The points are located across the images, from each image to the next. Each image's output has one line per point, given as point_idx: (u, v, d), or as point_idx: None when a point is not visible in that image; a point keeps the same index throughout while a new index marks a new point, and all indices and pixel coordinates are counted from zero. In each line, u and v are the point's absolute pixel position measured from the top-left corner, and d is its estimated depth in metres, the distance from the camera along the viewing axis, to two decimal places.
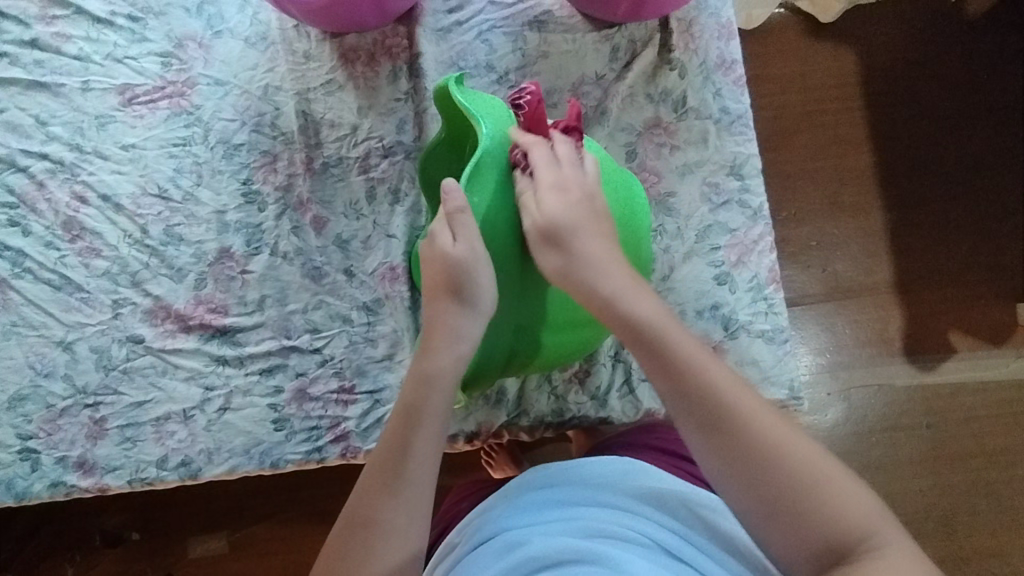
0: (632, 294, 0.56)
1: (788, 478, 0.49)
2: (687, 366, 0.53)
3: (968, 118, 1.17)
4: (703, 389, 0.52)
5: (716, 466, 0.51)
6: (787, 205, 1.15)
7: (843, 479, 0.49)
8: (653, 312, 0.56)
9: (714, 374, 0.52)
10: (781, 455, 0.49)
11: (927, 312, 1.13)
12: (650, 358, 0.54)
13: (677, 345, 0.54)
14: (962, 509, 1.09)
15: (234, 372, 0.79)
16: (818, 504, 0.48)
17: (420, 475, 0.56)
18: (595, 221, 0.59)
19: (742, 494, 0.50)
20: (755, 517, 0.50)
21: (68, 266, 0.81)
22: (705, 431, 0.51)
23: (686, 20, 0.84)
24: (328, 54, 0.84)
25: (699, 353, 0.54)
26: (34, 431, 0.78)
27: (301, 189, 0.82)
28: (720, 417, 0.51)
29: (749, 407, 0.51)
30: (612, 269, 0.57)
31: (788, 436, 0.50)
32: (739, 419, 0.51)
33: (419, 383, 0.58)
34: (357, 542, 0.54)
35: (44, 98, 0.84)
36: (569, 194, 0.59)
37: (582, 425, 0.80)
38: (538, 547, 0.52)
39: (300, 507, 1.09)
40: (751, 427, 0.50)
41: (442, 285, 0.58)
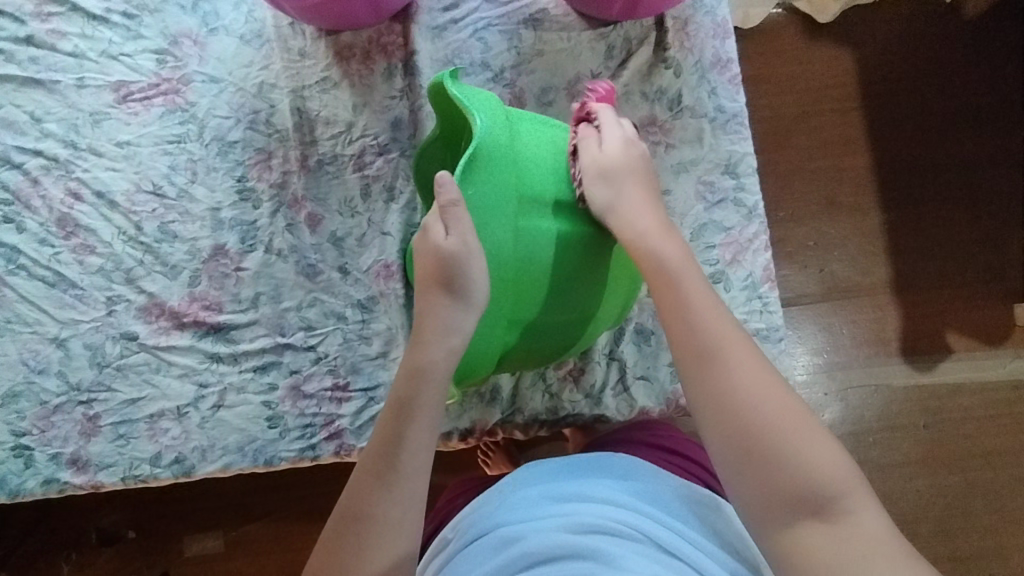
0: (658, 244, 0.61)
1: (765, 413, 0.50)
2: (694, 305, 0.56)
3: (965, 118, 1.17)
4: (703, 324, 0.55)
5: (699, 396, 0.52)
6: (784, 205, 1.15)
7: (818, 432, 0.49)
8: (675, 262, 0.60)
9: (717, 317, 0.55)
10: (760, 399, 0.50)
11: (924, 313, 1.13)
12: (664, 293, 0.58)
13: (692, 290, 0.57)
14: (959, 510, 1.09)
15: (228, 369, 0.79)
16: (786, 450, 0.48)
17: (414, 467, 0.55)
18: (637, 184, 0.65)
19: (714, 425, 0.51)
20: (724, 455, 0.50)
21: (62, 262, 0.81)
22: (697, 361, 0.53)
23: (681, 19, 0.84)
24: (323, 51, 0.84)
25: (712, 300, 0.57)
26: (28, 427, 0.78)
27: (295, 187, 0.82)
28: (715, 349, 0.53)
29: (742, 350, 0.53)
30: (643, 223, 0.63)
31: (776, 378, 0.51)
32: (729, 350, 0.53)
33: (411, 375, 0.58)
34: (350, 536, 0.53)
35: (39, 95, 0.84)
36: (619, 156, 0.66)
37: (576, 423, 0.80)
38: (531, 543, 0.52)
39: (296, 506, 1.09)
40: (738, 365, 0.52)
41: (433, 279, 0.59)
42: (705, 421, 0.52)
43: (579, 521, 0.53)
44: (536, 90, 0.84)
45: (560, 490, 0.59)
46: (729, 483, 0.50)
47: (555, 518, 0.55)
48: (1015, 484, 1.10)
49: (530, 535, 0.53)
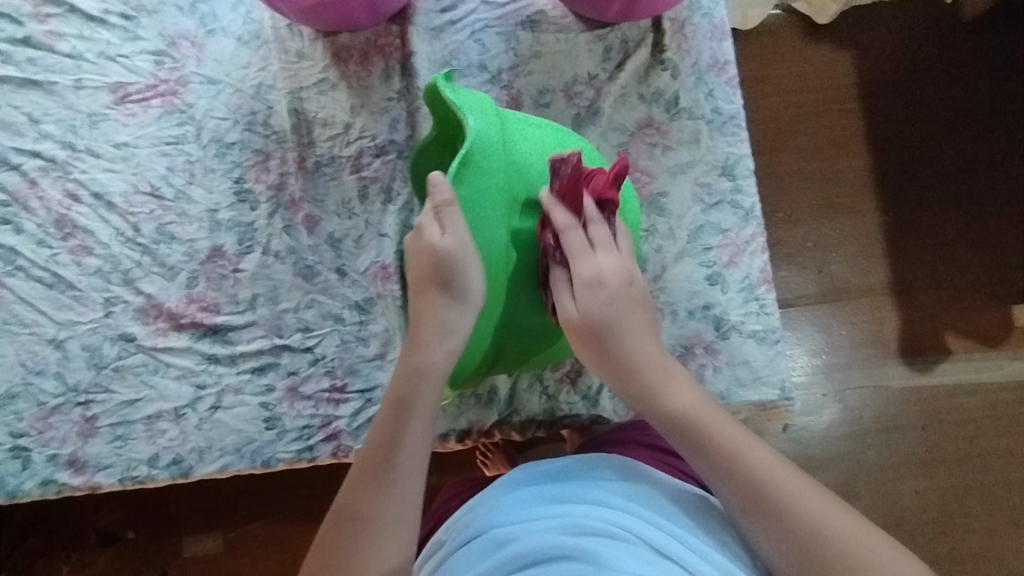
0: (668, 382, 0.58)
1: (781, 504, 0.52)
2: (731, 453, 0.55)
3: (963, 119, 1.18)
4: (707, 431, 0.56)
5: (772, 545, 0.52)
6: (782, 206, 1.15)
7: (829, 507, 0.52)
8: (693, 405, 0.57)
9: (716, 425, 0.56)
10: (826, 538, 0.51)
11: (922, 314, 1.13)
12: (691, 451, 0.56)
13: (723, 434, 0.56)
14: (956, 510, 1.09)
15: (225, 370, 0.79)
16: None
17: (410, 467, 0.56)
18: (631, 311, 0.59)
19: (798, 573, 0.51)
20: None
21: (60, 264, 0.81)
22: (756, 511, 0.53)
23: (678, 20, 0.84)
24: (321, 53, 0.84)
25: (738, 437, 0.56)
26: (26, 428, 0.78)
27: (293, 188, 0.82)
28: (770, 499, 0.53)
29: (799, 494, 0.52)
30: (649, 357, 0.59)
31: (781, 469, 0.54)
32: (736, 451, 0.55)
33: (408, 375, 0.58)
34: (348, 536, 0.54)
35: (36, 97, 0.84)
36: (603, 286, 0.59)
37: (573, 424, 0.80)
38: (523, 544, 0.53)
39: (295, 506, 1.09)
40: (805, 514, 0.51)
41: (428, 279, 0.59)
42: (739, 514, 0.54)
43: (571, 522, 0.53)
44: (534, 91, 0.84)
45: (552, 492, 0.58)
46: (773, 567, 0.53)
47: (548, 520, 0.55)
48: (1013, 487, 1.10)
49: (521, 537, 0.53)
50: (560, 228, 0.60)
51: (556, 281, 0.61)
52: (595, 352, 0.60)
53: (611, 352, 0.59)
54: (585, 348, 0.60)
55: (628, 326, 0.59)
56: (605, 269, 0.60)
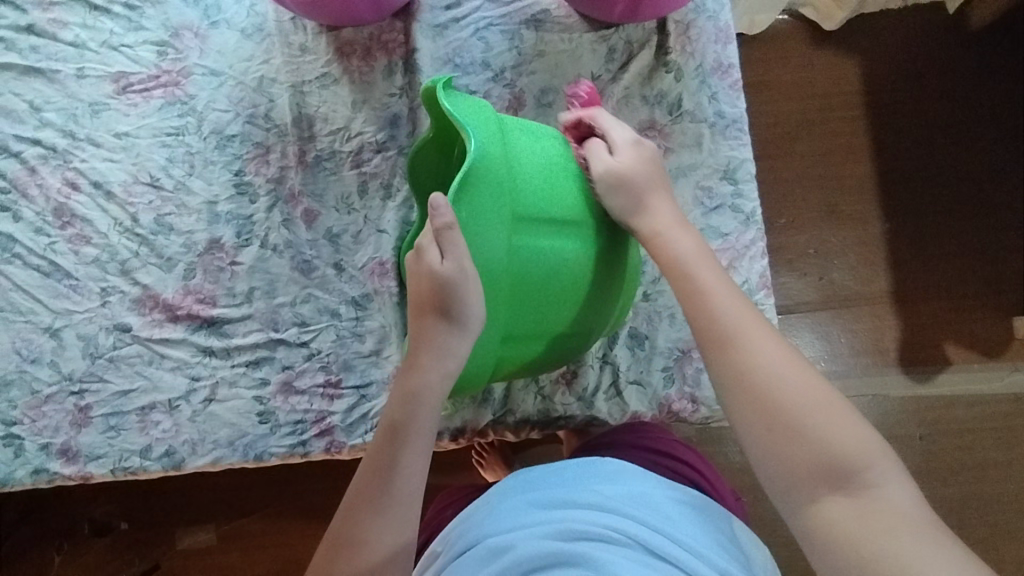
0: (670, 236, 0.63)
1: (742, 329, 0.55)
2: (711, 301, 0.57)
3: (969, 129, 1.17)
4: (697, 274, 0.60)
5: (730, 386, 0.53)
6: (784, 213, 1.14)
7: (783, 347, 0.54)
8: (688, 253, 0.61)
9: (704, 272, 0.60)
10: (772, 369, 0.52)
11: (923, 324, 1.13)
12: (680, 282, 0.60)
13: (706, 281, 0.59)
14: (952, 522, 1.08)
15: (221, 363, 0.79)
16: (796, 421, 0.50)
17: (406, 493, 0.56)
18: (653, 177, 0.65)
19: (741, 402, 0.52)
20: (743, 425, 0.52)
21: (57, 252, 0.81)
22: (718, 333, 0.55)
23: (683, 22, 0.84)
24: (324, 47, 0.84)
25: (722, 287, 0.58)
26: (18, 417, 0.78)
27: (293, 182, 0.82)
28: (731, 330, 0.55)
29: (765, 341, 0.54)
30: (660, 213, 0.64)
31: (750, 313, 0.56)
32: (716, 292, 0.58)
33: (405, 398, 0.59)
34: (344, 559, 0.55)
35: (39, 84, 0.84)
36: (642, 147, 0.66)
37: (567, 425, 0.80)
38: (521, 551, 0.52)
39: (290, 501, 1.09)
40: (761, 344, 0.54)
41: (428, 301, 0.59)
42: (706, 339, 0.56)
43: (567, 528, 0.53)
44: (537, 91, 0.83)
45: (546, 497, 0.58)
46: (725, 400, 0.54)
47: (544, 525, 0.55)
48: (1010, 498, 1.09)
49: (519, 543, 0.53)
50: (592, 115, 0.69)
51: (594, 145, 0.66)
52: (619, 202, 0.64)
53: (636, 206, 0.64)
54: (611, 199, 0.64)
55: (649, 187, 0.64)
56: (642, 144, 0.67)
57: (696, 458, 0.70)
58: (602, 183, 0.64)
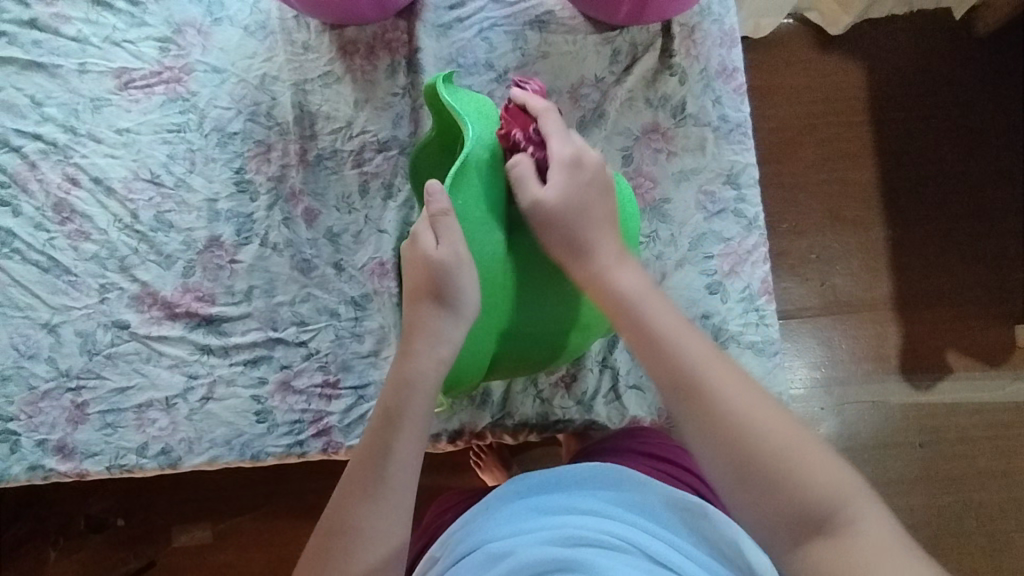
0: (616, 272, 0.59)
1: (704, 383, 0.53)
2: (667, 346, 0.55)
3: (974, 136, 1.16)
4: (650, 319, 0.56)
5: (698, 439, 0.52)
6: (787, 218, 1.14)
7: (746, 395, 0.52)
8: (637, 290, 0.58)
9: (656, 314, 0.57)
10: (743, 424, 0.51)
11: (925, 331, 1.12)
12: (632, 331, 0.57)
13: (661, 325, 0.56)
14: (950, 531, 1.08)
15: (218, 362, 0.79)
16: (776, 474, 0.49)
17: (399, 481, 0.56)
18: (591, 205, 0.59)
19: (716, 464, 0.51)
20: (721, 482, 0.51)
21: (56, 248, 0.81)
22: (680, 393, 0.53)
23: (688, 25, 0.84)
24: (327, 45, 0.83)
25: (676, 328, 0.56)
26: (15, 413, 0.77)
27: (293, 181, 0.82)
28: (693, 387, 0.53)
29: (730, 386, 0.52)
30: (604, 244, 0.60)
31: (709, 360, 0.54)
32: (672, 338, 0.55)
33: (399, 386, 0.58)
34: (337, 547, 0.54)
35: (40, 79, 0.83)
36: (581, 167, 0.60)
37: (566, 429, 0.79)
38: (521, 556, 0.52)
39: (287, 500, 1.08)
40: (727, 397, 0.52)
41: (423, 288, 0.58)
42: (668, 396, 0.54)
43: (566, 533, 0.53)
44: None
45: (550, 505, 0.58)
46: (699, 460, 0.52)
47: (543, 531, 0.54)
48: (1010, 508, 1.08)
49: (521, 549, 0.52)
50: (537, 113, 0.61)
51: (522, 158, 0.59)
52: (558, 242, 0.59)
53: (578, 244, 0.59)
54: (549, 236, 0.59)
55: (588, 217, 0.59)
56: (580, 155, 0.60)
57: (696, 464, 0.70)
58: (537, 221, 0.59)
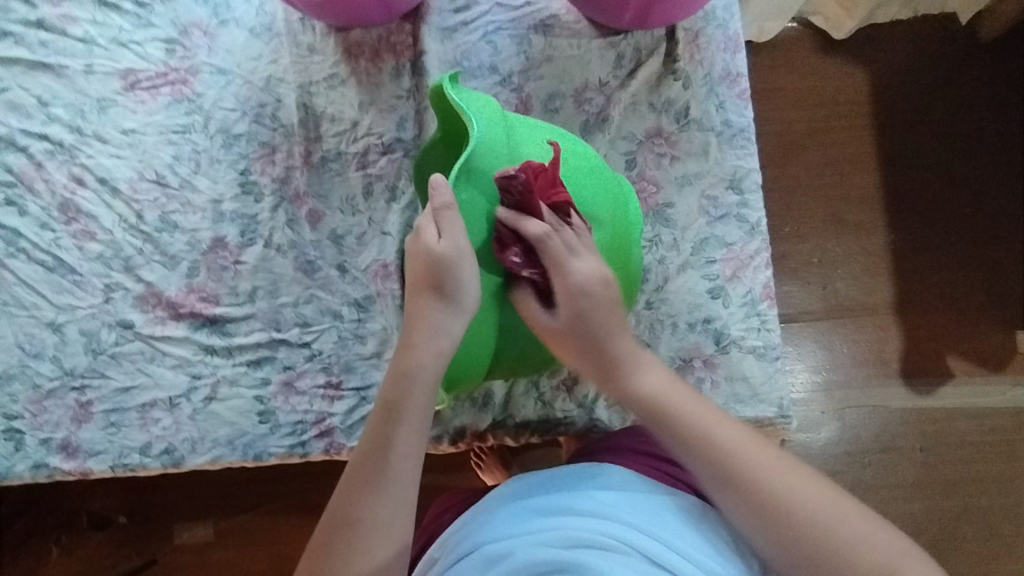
0: (641, 369, 0.60)
1: (744, 476, 0.54)
2: (704, 443, 0.55)
3: (976, 141, 1.17)
4: (680, 414, 0.57)
5: (751, 527, 0.53)
6: (789, 221, 1.14)
7: (787, 476, 0.53)
8: (663, 386, 0.59)
9: (686, 406, 0.57)
10: (791, 507, 0.52)
11: (927, 336, 1.12)
12: (665, 429, 0.57)
13: (690, 419, 0.57)
14: (950, 535, 1.08)
15: (222, 362, 0.79)
16: (833, 550, 0.51)
17: (401, 473, 0.56)
18: (610, 308, 0.59)
19: (773, 549, 0.52)
20: (781, 563, 0.53)
21: (62, 247, 0.81)
22: (723, 488, 0.54)
23: (692, 30, 0.84)
24: (332, 47, 0.84)
25: (711, 418, 0.57)
26: (20, 411, 0.78)
27: (298, 182, 0.82)
28: (736, 480, 0.54)
29: (774, 471, 0.53)
30: (624, 342, 0.60)
31: (745, 447, 0.55)
32: (705, 430, 0.56)
33: (399, 378, 0.58)
34: (340, 540, 0.54)
35: (47, 80, 0.84)
36: (586, 296, 0.58)
37: (567, 431, 0.80)
38: (520, 558, 0.52)
39: (289, 498, 1.09)
40: (769, 484, 0.53)
41: (424, 281, 0.58)
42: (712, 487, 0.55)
43: (564, 535, 0.53)
44: (544, 96, 0.83)
45: (547, 504, 0.58)
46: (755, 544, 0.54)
47: (541, 532, 0.54)
48: (1010, 513, 1.09)
49: (519, 550, 0.53)
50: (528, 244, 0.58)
51: (523, 293, 0.61)
52: (580, 351, 0.60)
53: (602, 350, 0.60)
54: (568, 352, 0.61)
55: (609, 319, 0.59)
56: (575, 278, 0.59)
57: None
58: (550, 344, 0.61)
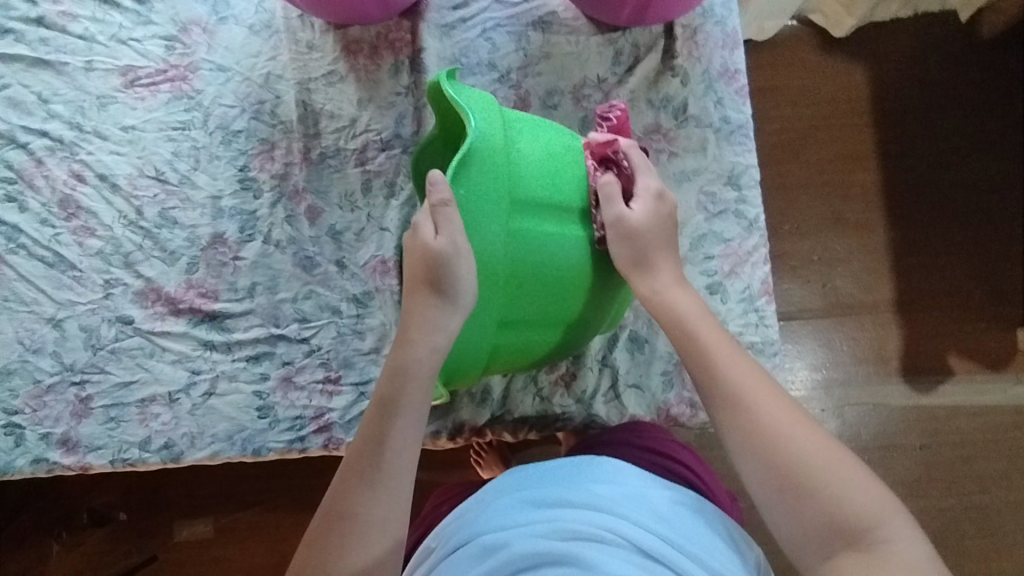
0: (677, 296, 0.64)
1: (744, 391, 0.56)
2: (717, 358, 0.58)
3: (977, 139, 1.17)
4: (701, 334, 0.61)
5: (736, 437, 0.54)
6: (788, 219, 1.14)
7: (784, 403, 0.54)
8: (692, 313, 0.63)
9: (707, 331, 0.61)
10: (776, 426, 0.53)
11: (927, 334, 1.12)
12: (688, 344, 0.61)
13: (710, 339, 0.60)
14: (949, 533, 1.08)
15: (221, 357, 0.79)
16: (804, 472, 0.51)
17: (397, 467, 0.56)
18: (660, 236, 0.65)
19: (752, 464, 0.53)
20: (756, 482, 0.53)
21: (62, 243, 0.81)
22: (723, 402, 0.56)
23: (691, 27, 0.84)
24: (331, 44, 0.84)
25: (730, 347, 0.59)
26: (20, 406, 0.78)
27: (297, 178, 0.82)
28: (738, 391, 0.56)
29: (771, 399, 0.55)
30: (663, 270, 0.64)
31: (754, 370, 0.57)
32: (719, 350, 0.59)
33: (396, 373, 0.59)
34: (335, 534, 0.54)
35: (47, 76, 0.84)
36: (654, 209, 0.65)
37: (566, 427, 0.80)
38: (515, 549, 0.52)
39: (289, 496, 1.09)
40: (765, 403, 0.54)
41: (422, 277, 0.59)
42: (714, 402, 0.57)
43: (561, 527, 0.53)
44: (542, 92, 0.84)
45: (543, 496, 0.58)
46: (737, 463, 0.54)
47: (538, 524, 0.54)
48: (1011, 511, 1.09)
49: (515, 541, 0.53)
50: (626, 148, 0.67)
51: (611, 176, 0.65)
52: (624, 259, 0.64)
53: (644, 266, 0.64)
54: (617, 249, 0.64)
55: (655, 243, 0.64)
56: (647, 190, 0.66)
57: (693, 459, 0.70)
58: (613, 238, 0.64)
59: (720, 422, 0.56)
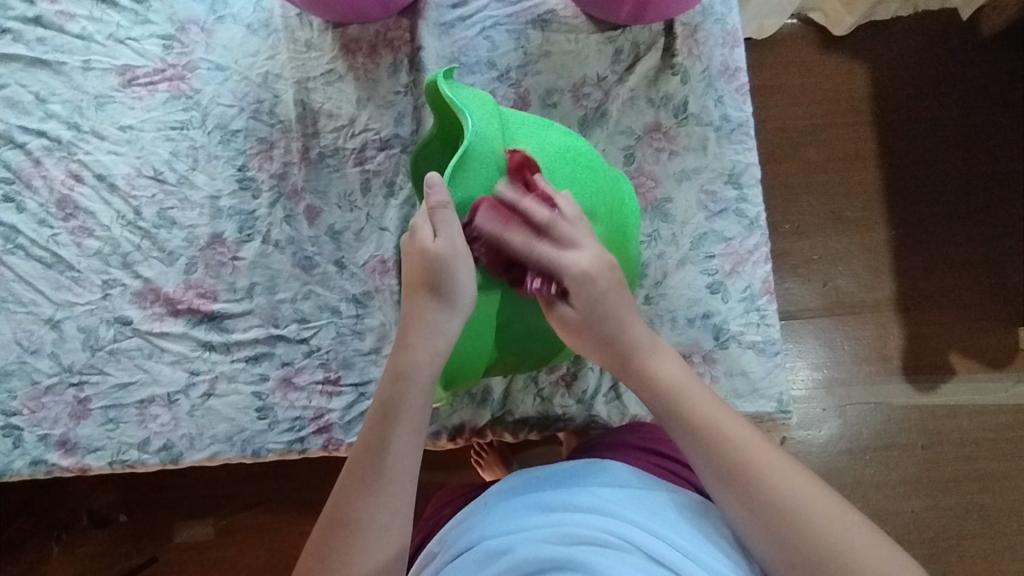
0: (657, 360, 0.60)
1: (741, 468, 0.54)
2: (707, 432, 0.56)
3: (977, 138, 1.16)
4: (685, 409, 0.58)
5: (746, 523, 0.53)
6: (790, 218, 1.14)
7: (788, 479, 0.53)
8: (674, 377, 0.60)
9: (691, 402, 0.58)
10: (785, 508, 0.52)
11: (929, 332, 1.12)
12: (671, 421, 0.58)
13: (695, 412, 0.57)
14: (953, 534, 1.07)
15: (221, 357, 0.79)
16: (822, 551, 0.50)
17: (399, 473, 0.56)
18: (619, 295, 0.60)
19: (765, 545, 0.52)
20: (770, 557, 0.52)
21: (59, 244, 0.81)
22: (722, 482, 0.55)
23: (691, 25, 0.83)
24: (330, 44, 0.84)
25: (717, 424, 0.56)
26: (18, 408, 0.78)
27: (295, 178, 0.82)
28: (734, 468, 0.54)
29: (774, 474, 0.53)
30: (641, 335, 0.61)
31: (745, 443, 0.55)
32: (707, 428, 0.56)
33: (396, 378, 0.58)
34: (338, 542, 0.54)
35: (45, 76, 0.84)
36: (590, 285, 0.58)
37: (566, 427, 0.79)
38: (519, 555, 0.52)
39: (289, 497, 1.09)
40: (765, 483, 0.53)
41: (421, 282, 0.58)
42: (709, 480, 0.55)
43: (565, 532, 0.53)
44: (542, 91, 0.83)
45: (546, 499, 0.58)
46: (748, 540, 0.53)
47: (542, 529, 0.54)
48: (1014, 511, 1.08)
49: (519, 546, 0.53)
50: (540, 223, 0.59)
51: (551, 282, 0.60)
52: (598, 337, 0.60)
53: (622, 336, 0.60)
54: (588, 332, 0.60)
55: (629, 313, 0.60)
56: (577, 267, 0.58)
57: None
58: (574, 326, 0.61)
59: (721, 499, 0.55)
